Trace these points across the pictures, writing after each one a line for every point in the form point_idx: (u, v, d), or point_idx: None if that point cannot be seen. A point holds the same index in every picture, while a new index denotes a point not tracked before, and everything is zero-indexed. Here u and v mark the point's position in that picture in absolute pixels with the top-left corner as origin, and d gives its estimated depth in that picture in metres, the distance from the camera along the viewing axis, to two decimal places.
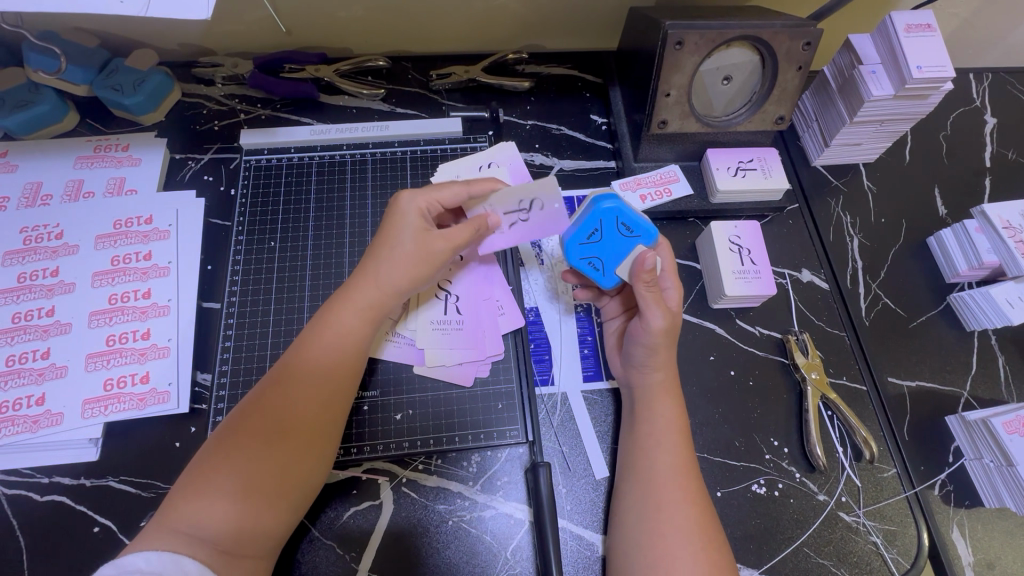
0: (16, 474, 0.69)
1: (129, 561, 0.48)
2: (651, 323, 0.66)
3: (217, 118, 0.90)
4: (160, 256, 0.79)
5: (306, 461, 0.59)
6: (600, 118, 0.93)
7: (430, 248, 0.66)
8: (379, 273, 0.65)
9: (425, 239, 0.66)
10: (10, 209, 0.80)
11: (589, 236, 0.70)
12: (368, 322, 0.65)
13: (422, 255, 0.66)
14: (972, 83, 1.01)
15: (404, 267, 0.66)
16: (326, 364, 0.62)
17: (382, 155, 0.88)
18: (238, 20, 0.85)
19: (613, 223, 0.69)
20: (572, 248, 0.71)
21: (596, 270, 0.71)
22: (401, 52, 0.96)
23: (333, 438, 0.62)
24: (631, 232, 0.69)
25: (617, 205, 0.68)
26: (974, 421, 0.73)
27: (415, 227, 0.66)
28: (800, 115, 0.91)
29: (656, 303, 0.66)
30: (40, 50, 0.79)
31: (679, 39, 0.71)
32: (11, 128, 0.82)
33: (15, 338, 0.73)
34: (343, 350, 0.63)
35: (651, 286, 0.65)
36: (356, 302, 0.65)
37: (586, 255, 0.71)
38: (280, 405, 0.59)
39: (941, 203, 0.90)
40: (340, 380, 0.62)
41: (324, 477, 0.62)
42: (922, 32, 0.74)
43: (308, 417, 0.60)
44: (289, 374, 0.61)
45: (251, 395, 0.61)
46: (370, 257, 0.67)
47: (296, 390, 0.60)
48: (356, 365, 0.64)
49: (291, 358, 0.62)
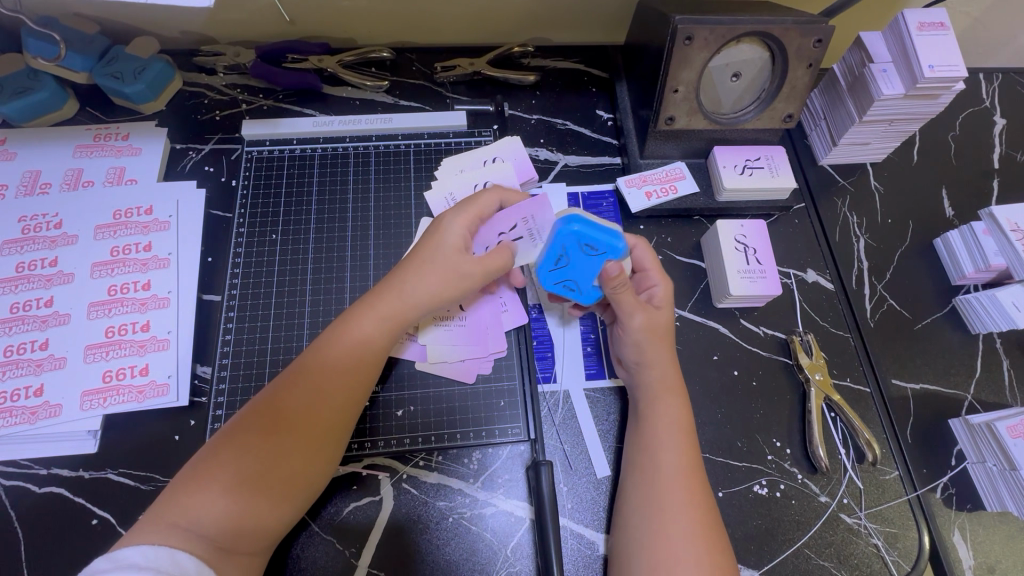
0: (13, 466, 0.68)
1: (126, 554, 0.47)
2: (631, 322, 0.68)
3: (218, 108, 0.89)
4: (160, 247, 0.78)
5: (312, 463, 0.58)
6: (606, 113, 0.92)
7: (465, 270, 0.66)
8: (405, 284, 0.65)
9: (460, 261, 0.66)
10: (8, 197, 0.79)
11: (558, 261, 0.66)
12: (388, 332, 0.64)
13: (453, 276, 0.65)
14: (981, 84, 1.00)
15: (433, 282, 0.65)
16: (342, 369, 0.62)
17: (385, 148, 0.87)
18: (241, 9, 0.84)
19: (576, 247, 0.64)
20: (545, 276, 0.68)
21: (574, 291, 0.69)
22: (405, 44, 0.95)
23: (340, 443, 0.62)
24: (597, 251, 0.64)
25: (576, 228, 0.63)
26: (978, 424, 0.73)
27: (452, 249, 0.66)
28: (808, 114, 0.91)
29: (628, 303, 0.67)
30: (38, 36, 0.78)
31: (689, 34, 0.70)
32: (9, 116, 0.81)
33: (13, 329, 0.73)
34: (360, 358, 0.63)
35: (620, 289, 0.66)
36: (380, 311, 0.64)
37: (561, 280, 0.68)
38: (290, 405, 0.59)
39: (949, 204, 0.89)
40: (352, 386, 0.62)
41: (327, 480, 0.61)
42: (935, 31, 0.73)
43: (318, 420, 0.59)
44: (301, 374, 0.60)
45: (262, 392, 0.61)
46: (399, 268, 0.67)
47: (310, 391, 0.60)
48: (372, 374, 0.64)
49: (305, 357, 0.62)
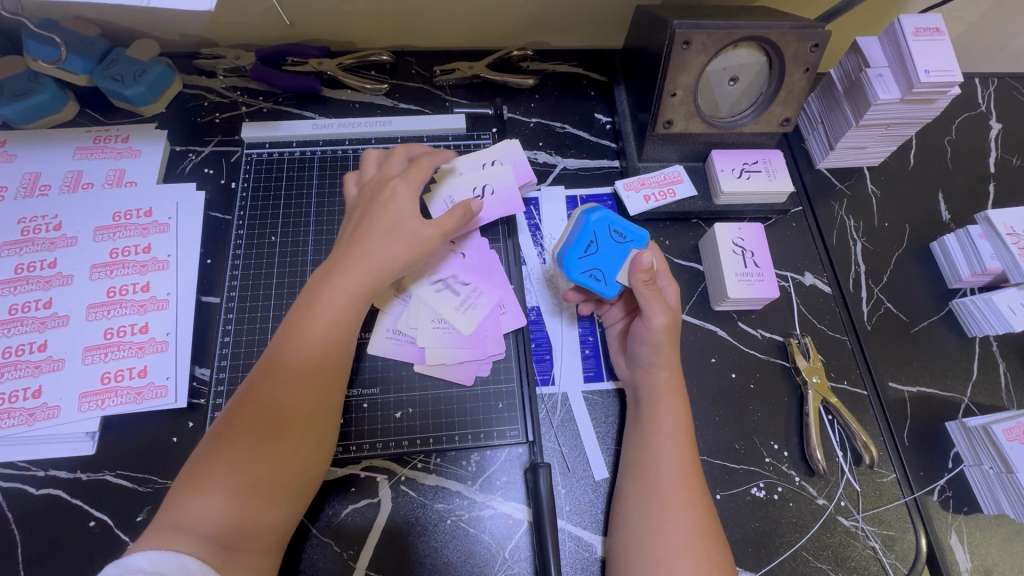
0: (11, 467, 0.68)
1: (132, 560, 0.47)
2: (654, 321, 0.66)
3: (218, 111, 0.89)
4: (159, 249, 0.78)
5: (297, 445, 0.58)
6: (604, 117, 0.93)
7: (413, 230, 0.68)
8: (356, 256, 0.66)
9: (406, 221, 0.68)
10: (8, 199, 0.79)
11: (586, 248, 0.70)
12: (351, 304, 0.64)
13: (404, 238, 0.68)
14: (978, 89, 1.00)
15: (387, 249, 0.67)
16: (314, 349, 0.61)
17: (384, 151, 0.87)
18: (241, 12, 0.84)
19: (606, 231, 0.70)
20: (571, 263, 0.69)
21: (597, 281, 0.69)
22: (404, 47, 0.95)
23: (325, 424, 0.61)
24: (623, 238, 0.70)
25: (605, 214, 0.71)
26: (975, 427, 0.73)
27: (398, 213, 0.68)
28: (806, 117, 0.91)
29: (656, 301, 0.66)
30: (39, 39, 0.78)
31: (687, 39, 0.71)
32: (9, 117, 0.81)
33: (12, 330, 0.73)
34: (329, 334, 0.62)
35: (649, 284, 0.65)
36: (339, 285, 0.64)
37: (587, 268, 0.69)
38: (266, 395, 0.58)
39: (945, 208, 0.90)
40: (326, 365, 0.62)
41: (322, 464, 0.61)
42: (930, 36, 0.74)
43: (296, 404, 0.59)
44: (273, 364, 0.60)
45: (240, 388, 0.61)
46: (350, 243, 0.67)
47: (285, 378, 0.59)
48: (344, 349, 0.64)
49: (275, 347, 0.62)
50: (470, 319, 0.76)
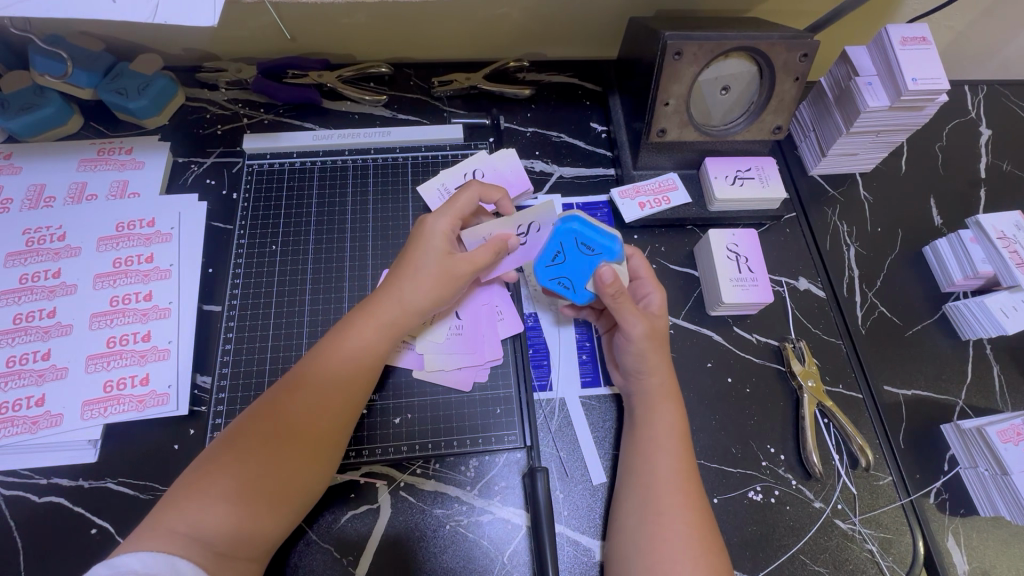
0: (13, 475, 0.69)
1: (124, 561, 0.48)
2: (632, 331, 0.67)
3: (220, 123, 0.91)
4: (162, 258, 0.80)
5: (311, 467, 0.59)
6: (600, 126, 0.94)
7: (455, 267, 0.68)
8: (403, 294, 0.67)
9: (449, 264, 0.68)
10: (13, 211, 0.80)
11: (554, 257, 0.71)
12: (387, 338, 0.66)
13: (445, 276, 0.67)
14: (967, 96, 1.02)
15: (426, 287, 0.67)
16: (343, 376, 0.63)
17: (383, 161, 0.88)
18: (243, 27, 0.86)
19: (574, 242, 0.69)
20: (540, 270, 0.72)
21: (568, 289, 0.71)
22: (402, 59, 0.97)
23: (339, 450, 0.63)
24: (592, 249, 0.69)
25: (576, 224, 0.69)
26: (969, 429, 0.74)
27: (440, 249, 0.68)
28: (797, 125, 0.92)
29: (628, 310, 0.66)
30: (46, 54, 0.80)
31: (678, 50, 0.73)
32: (15, 130, 0.83)
33: (16, 339, 0.74)
34: (360, 364, 0.64)
35: (617, 296, 0.65)
36: (376, 318, 0.66)
37: (555, 276, 0.71)
38: (290, 411, 0.60)
39: (937, 213, 0.91)
40: (351, 392, 0.63)
41: (326, 485, 0.62)
42: (917, 45, 0.75)
43: (317, 426, 0.60)
44: (299, 382, 0.62)
45: (261, 399, 0.62)
46: (393, 279, 0.68)
47: (309, 403, 0.61)
48: (372, 379, 0.65)
49: (303, 367, 0.63)
50: (454, 353, 0.76)
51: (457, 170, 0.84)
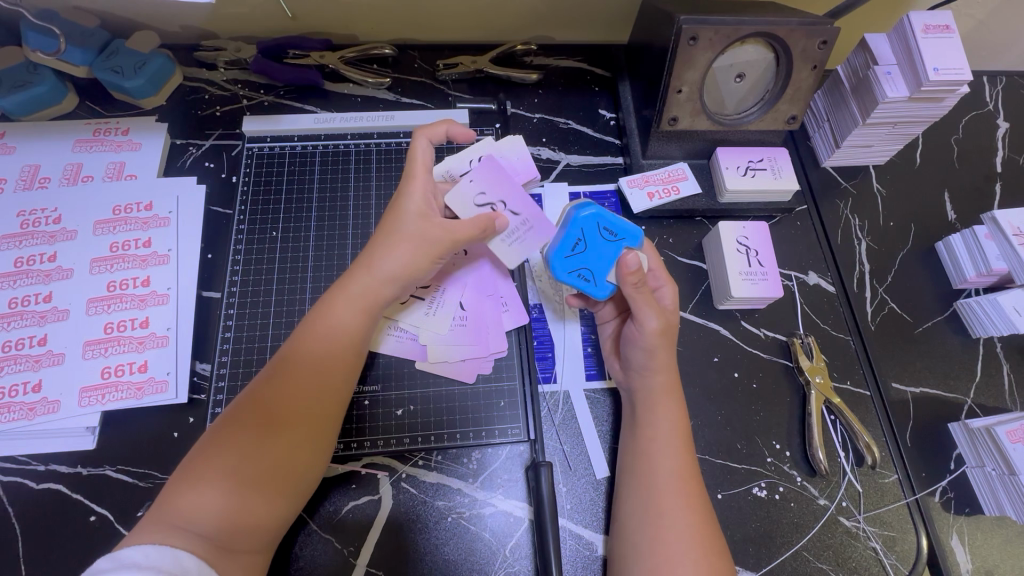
0: (11, 462, 0.68)
1: (127, 554, 0.46)
2: (646, 325, 0.65)
3: (219, 104, 0.88)
4: (159, 243, 0.78)
5: (298, 450, 0.58)
6: (608, 113, 0.92)
7: (430, 233, 0.66)
8: (373, 262, 0.65)
9: (423, 229, 0.66)
10: (8, 191, 0.78)
11: (573, 247, 0.68)
12: (364, 314, 0.65)
13: (421, 242, 0.65)
14: (986, 87, 0.99)
15: (400, 253, 0.65)
16: (323, 355, 0.62)
17: (387, 146, 0.86)
18: (242, 4, 0.83)
19: (594, 229, 0.67)
20: (557, 263, 0.68)
21: (588, 282, 0.68)
22: (406, 40, 0.94)
23: (327, 433, 0.61)
24: (614, 236, 0.68)
25: (595, 210, 0.67)
26: (978, 429, 0.73)
27: (415, 213, 0.66)
28: (811, 115, 0.90)
29: (646, 304, 0.64)
30: (38, 30, 0.77)
31: (694, 35, 0.70)
32: (8, 109, 0.80)
33: (12, 324, 0.72)
34: (340, 342, 0.63)
35: (639, 287, 0.63)
36: (351, 293, 0.65)
37: (575, 268, 0.68)
38: (272, 394, 0.59)
39: (951, 207, 0.89)
40: (335, 372, 0.62)
41: (319, 473, 0.61)
42: (940, 33, 0.73)
43: (300, 406, 0.59)
44: (281, 367, 0.61)
45: (249, 387, 0.61)
46: (366, 253, 0.67)
47: (290, 384, 0.60)
48: (353, 357, 0.64)
49: (284, 352, 0.62)
50: (454, 344, 0.75)
51: (463, 156, 0.79)
